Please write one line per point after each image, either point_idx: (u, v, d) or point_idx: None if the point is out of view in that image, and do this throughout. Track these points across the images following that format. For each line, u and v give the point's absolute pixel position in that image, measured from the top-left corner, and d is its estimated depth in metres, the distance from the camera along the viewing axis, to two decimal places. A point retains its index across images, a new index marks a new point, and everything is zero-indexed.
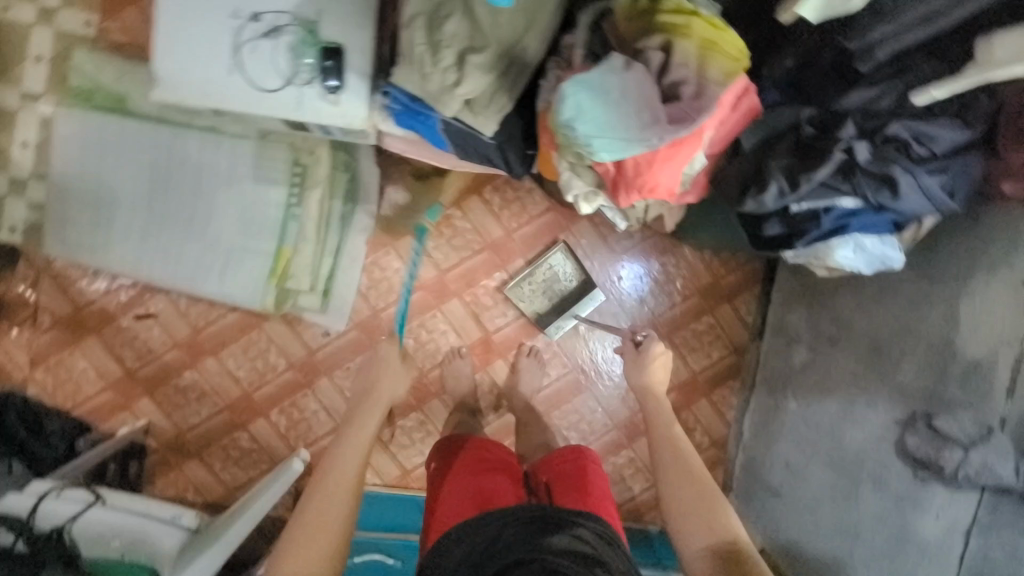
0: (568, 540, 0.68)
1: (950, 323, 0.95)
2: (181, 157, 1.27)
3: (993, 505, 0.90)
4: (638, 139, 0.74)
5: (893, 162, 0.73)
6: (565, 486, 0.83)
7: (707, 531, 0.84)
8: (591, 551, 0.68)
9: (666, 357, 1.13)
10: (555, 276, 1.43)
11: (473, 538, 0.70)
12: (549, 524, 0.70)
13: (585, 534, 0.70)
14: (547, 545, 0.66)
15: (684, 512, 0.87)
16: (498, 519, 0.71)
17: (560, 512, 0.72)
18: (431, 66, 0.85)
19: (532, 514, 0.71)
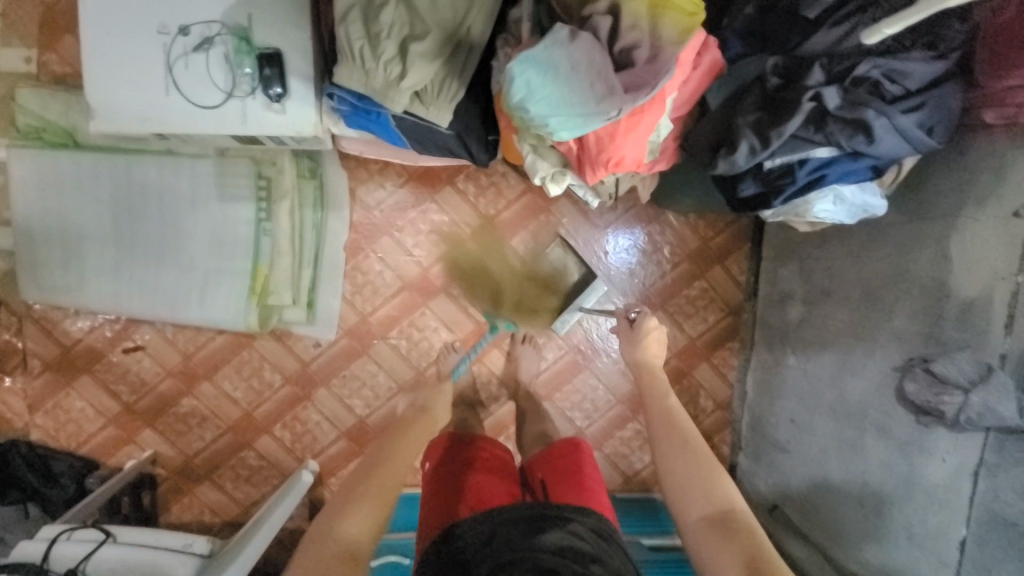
0: (563, 536, 0.66)
1: (942, 263, 0.92)
2: (142, 184, 1.23)
3: (999, 445, 0.84)
4: (595, 113, 0.70)
5: (865, 105, 0.69)
6: (562, 478, 0.84)
7: (705, 501, 0.79)
8: (587, 546, 0.66)
9: (659, 333, 1.09)
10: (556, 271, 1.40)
11: (467, 539, 0.69)
12: (542, 521, 0.69)
13: (580, 530, 0.69)
14: (542, 540, 0.65)
15: (679, 482, 0.82)
16: (491, 519, 0.71)
17: (554, 511, 0.72)
18: (372, 61, 0.80)
19: (526, 513, 0.71)
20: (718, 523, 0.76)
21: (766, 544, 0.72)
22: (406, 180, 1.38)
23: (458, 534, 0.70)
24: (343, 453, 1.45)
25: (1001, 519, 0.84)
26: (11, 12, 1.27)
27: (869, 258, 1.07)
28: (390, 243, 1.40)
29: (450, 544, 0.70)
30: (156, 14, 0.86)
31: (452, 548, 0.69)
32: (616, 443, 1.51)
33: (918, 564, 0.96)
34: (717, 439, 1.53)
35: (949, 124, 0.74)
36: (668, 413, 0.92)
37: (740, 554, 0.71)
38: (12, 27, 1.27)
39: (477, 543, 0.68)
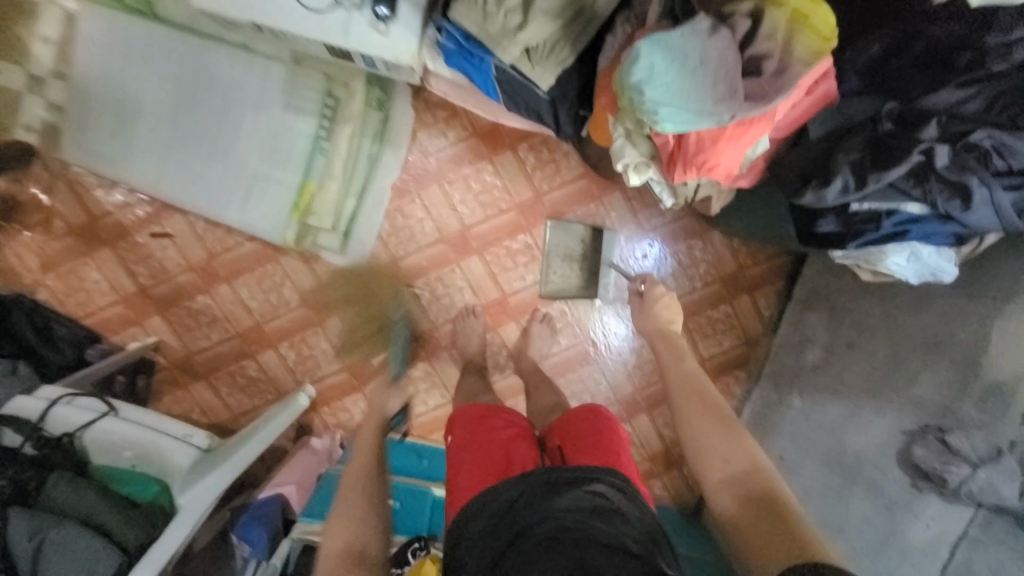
0: (582, 496, 0.68)
1: (981, 343, 0.96)
2: (209, 72, 1.20)
3: (987, 522, 0.92)
4: (707, 112, 0.70)
5: (970, 171, 0.70)
6: (590, 444, 0.85)
7: (724, 461, 0.79)
8: (606, 504, 0.68)
9: (668, 299, 1.09)
10: (565, 247, 1.42)
11: (491, 502, 0.72)
12: (560, 482, 0.70)
13: (599, 487, 0.70)
14: (561, 504, 0.67)
15: (697, 443, 0.82)
16: (510, 485, 0.72)
17: (572, 469, 0.73)
18: (494, 5, 0.79)
19: (543, 475, 0.71)
20: (736, 481, 0.77)
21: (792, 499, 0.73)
22: (468, 135, 1.36)
23: (482, 499, 0.73)
24: (341, 387, 1.46)
25: None
26: None
27: (905, 322, 1.09)
28: (437, 193, 1.38)
29: (473, 509, 0.74)
30: None
31: (477, 512, 0.73)
32: None
33: None
34: None
35: None
36: (694, 383, 0.91)
37: (767, 512, 0.72)
38: None
39: (498, 506, 0.71)
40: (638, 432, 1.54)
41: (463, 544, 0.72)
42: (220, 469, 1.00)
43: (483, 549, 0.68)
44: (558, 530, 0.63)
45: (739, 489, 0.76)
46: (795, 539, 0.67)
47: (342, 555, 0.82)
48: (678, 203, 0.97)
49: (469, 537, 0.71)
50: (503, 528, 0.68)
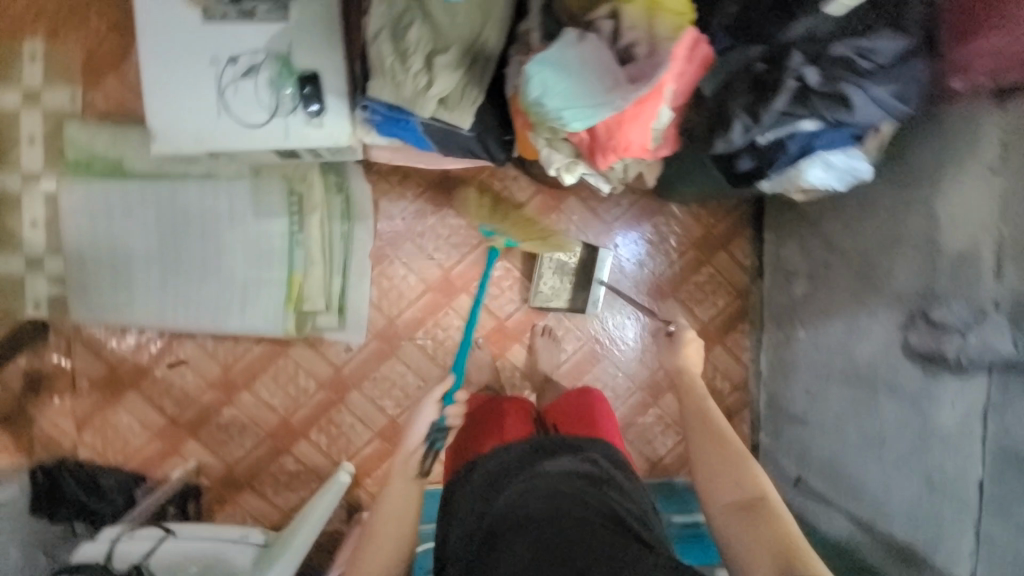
0: (578, 461, 0.85)
1: (931, 222, 1.00)
2: (185, 207, 1.34)
3: (1004, 384, 0.88)
4: (604, 102, 0.80)
5: (842, 79, 0.78)
6: (580, 418, 1.01)
7: (736, 488, 0.86)
8: (590, 470, 0.84)
9: (696, 343, 1.15)
10: (560, 261, 1.45)
11: (495, 457, 0.90)
12: (551, 450, 0.87)
13: (585, 456, 0.87)
14: (562, 465, 0.83)
15: (709, 470, 0.91)
16: (508, 449, 0.90)
17: (562, 440, 0.90)
18: (402, 74, 0.91)
19: (539, 443, 0.89)
20: (743, 508, 0.84)
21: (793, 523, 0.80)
22: (424, 189, 1.48)
23: (486, 457, 0.91)
24: (377, 453, 1.51)
25: (1015, 455, 0.87)
26: (58, 57, 1.39)
27: (862, 228, 1.15)
28: (412, 249, 1.49)
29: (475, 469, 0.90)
30: (209, 48, 0.97)
31: (479, 471, 0.89)
32: (638, 429, 1.57)
33: (943, 511, 1.00)
34: (736, 419, 1.57)
35: (919, 92, 0.82)
36: (706, 416, 0.99)
37: (762, 536, 0.78)
38: (61, 73, 1.39)
39: (504, 468, 0.86)
40: (669, 411, 1.57)
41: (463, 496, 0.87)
42: (283, 557, 1.05)
43: (483, 500, 0.83)
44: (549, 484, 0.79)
45: (739, 518, 0.82)
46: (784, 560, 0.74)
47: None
48: (616, 187, 1.06)
49: (474, 483, 0.87)
50: (504, 479, 0.84)
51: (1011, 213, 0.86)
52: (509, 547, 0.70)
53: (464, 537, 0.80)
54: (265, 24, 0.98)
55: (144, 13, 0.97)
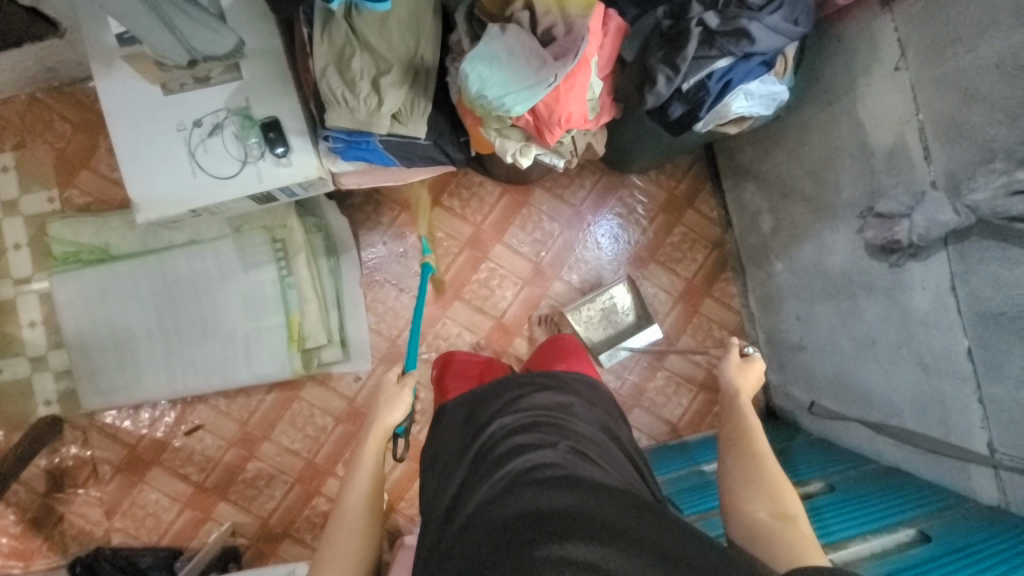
0: (548, 395, 0.90)
1: (858, 129, 1.08)
2: (175, 275, 1.39)
3: (961, 253, 0.94)
4: (537, 82, 0.88)
5: (738, 17, 0.88)
6: (555, 354, 1.04)
7: (766, 500, 0.82)
8: (569, 400, 0.91)
9: (760, 370, 1.03)
10: (613, 306, 1.55)
11: (471, 396, 0.96)
12: (533, 384, 0.92)
13: (563, 386, 0.93)
14: (532, 400, 0.88)
15: (737, 484, 0.85)
16: (489, 386, 0.95)
17: (540, 373, 0.96)
18: (354, 99, 0.99)
19: (521, 377, 0.93)
20: (768, 522, 0.80)
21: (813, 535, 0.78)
22: (398, 211, 1.55)
23: (467, 394, 0.97)
24: (406, 474, 1.53)
25: (989, 313, 0.92)
26: (31, 164, 1.47)
27: (804, 152, 1.24)
28: (400, 270, 1.55)
29: (458, 404, 0.96)
30: (174, 117, 1.06)
31: (463, 406, 0.95)
32: (651, 393, 1.61)
33: (943, 389, 1.04)
34: None
35: (811, 15, 0.92)
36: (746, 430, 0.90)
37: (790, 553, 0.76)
38: (35, 178, 1.47)
39: (480, 410, 0.91)
40: (676, 370, 1.62)
41: (449, 424, 0.93)
42: None
43: (469, 429, 0.90)
44: (534, 415, 0.86)
45: (761, 536, 0.79)
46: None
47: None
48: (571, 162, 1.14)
49: (451, 422, 0.94)
50: (478, 416, 0.91)
51: (925, 98, 0.94)
52: (474, 481, 0.78)
53: (451, 459, 0.87)
54: (221, 85, 1.06)
55: (108, 98, 1.05)
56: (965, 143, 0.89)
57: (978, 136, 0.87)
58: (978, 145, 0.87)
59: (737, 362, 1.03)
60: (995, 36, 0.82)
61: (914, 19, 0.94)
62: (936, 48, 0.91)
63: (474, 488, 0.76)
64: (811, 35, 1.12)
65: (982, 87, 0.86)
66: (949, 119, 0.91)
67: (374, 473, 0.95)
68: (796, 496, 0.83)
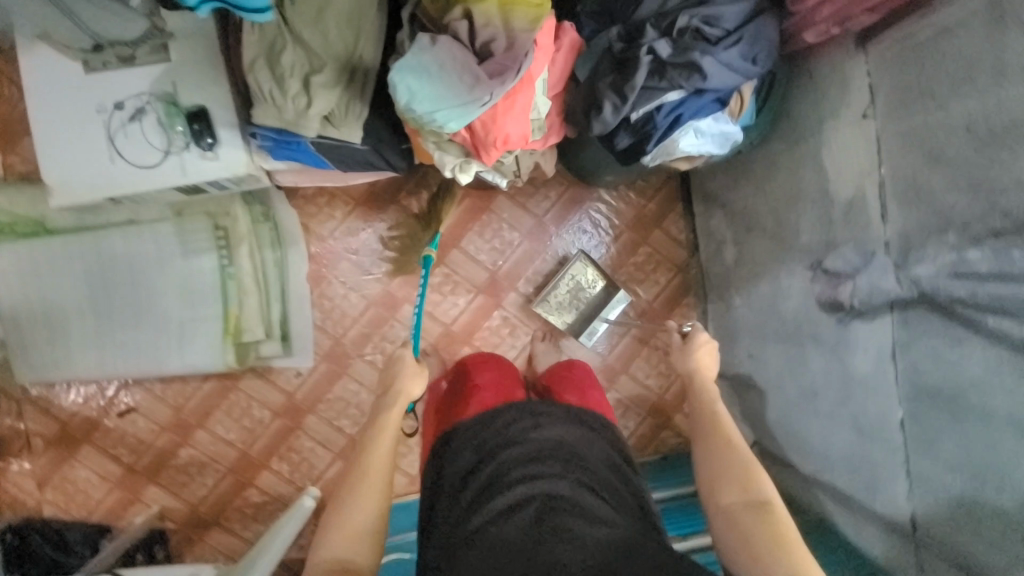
0: (565, 430, 0.83)
1: (821, 175, 1.02)
2: (112, 255, 1.35)
3: (904, 321, 0.89)
4: (470, 100, 0.82)
5: (691, 49, 0.81)
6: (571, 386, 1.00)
7: (740, 490, 0.86)
8: (584, 434, 0.84)
9: (711, 345, 1.08)
10: (578, 285, 1.50)
11: (483, 416, 0.87)
12: (545, 415, 0.85)
13: (578, 422, 0.86)
14: (547, 433, 0.82)
15: (712, 471, 0.90)
16: (497, 413, 0.86)
17: (553, 404, 0.88)
18: (282, 98, 0.92)
19: (531, 407, 0.86)
20: (744, 511, 0.84)
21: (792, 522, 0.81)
22: (352, 206, 1.49)
23: (478, 418, 0.87)
24: (341, 474, 1.52)
25: (926, 389, 0.87)
26: None
27: (769, 188, 1.18)
28: (349, 266, 1.50)
29: (466, 430, 0.86)
30: (95, 97, 0.99)
31: (470, 432, 0.85)
32: None
33: (873, 453, 1.01)
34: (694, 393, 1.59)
35: (773, 52, 0.86)
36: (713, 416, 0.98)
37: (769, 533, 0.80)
38: None
39: (488, 432, 0.84)
40: (626, 392, 1.59)
41: (452, 452, 0.84)
42: None
43: (473, 459, 0.81)
44: (547, 447, 0.79)
45: (738, 520, 0.83)
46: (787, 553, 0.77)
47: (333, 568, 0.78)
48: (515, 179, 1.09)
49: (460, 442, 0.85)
50: (487, 439, 0.83)
51: (889, 153, 0.87)
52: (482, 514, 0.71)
53: (454, 486, 0.79)
54: (146, 67, 0.99)
55: (27, 74, 0.98)
56: (922, 209, 0.82)
57: (936, 203, 0.80)
58: (936, 212, 0.80)
59: (680, 344, 1.10)
60: (966, 97, 0.74)
61: (889, 64, 0.86)
62: (906, 99, 0.84)
63: (482, 523, 0.69)
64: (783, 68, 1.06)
65: (947, 151, 0.78)
66: (910, 180, 0.84)
67: (392, 454, 0.93)
68: (769, 480, 0.86)
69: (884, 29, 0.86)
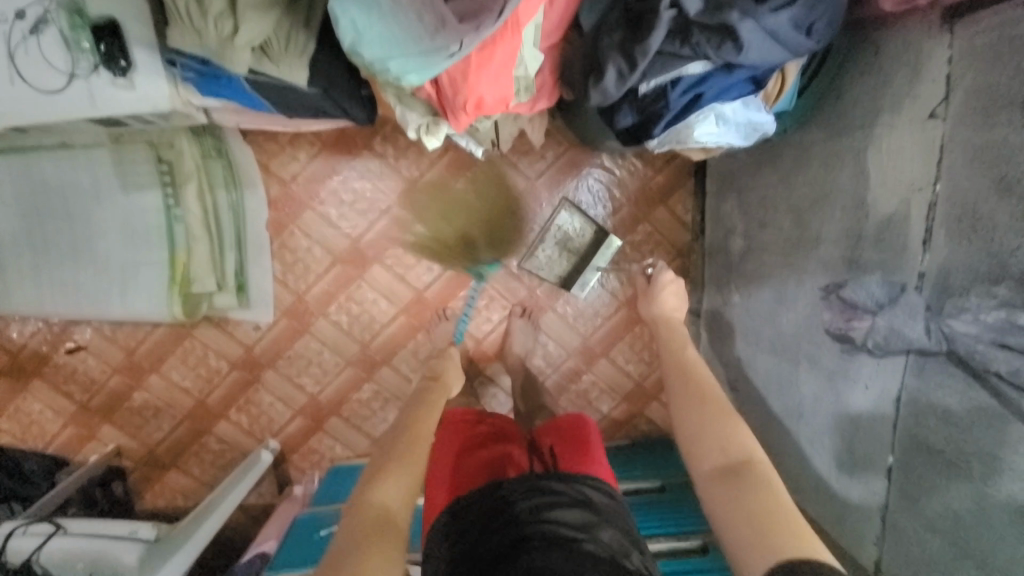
0: (578, 512, 0.68)
1: (861, 180, 0.85)
2: (42, 181, 1.19)
3: (920, 367, 0.77)
4: (433, 49, 0.63)
5: (729, 7, 0.60)
6: (572, 445, 0.85)
7: (720, 451, 0.78)
8: (600, 517, 0.68)
9: (675, 285, 1.15)
10: (567, 235, 1.35)
11: (482, 498, 0.72)
12: (557, 495, 0.70)
13: (593, 503, 0.71)
14: (558, 515, 0.66)
15: (694, 434, 0.82)
16: (503, 487, 0.73)
17: (567, 481, 0.74)
18: (201, 19, 0.72)
19: (544, 483, 0.72)
20: (725, 474, 0.75)
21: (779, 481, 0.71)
22: (319, 148, 1.31)
23: (482, 492, 0.74)
24: (301, 431, 1.48)
25: (925, 445, 0.77)
26: None
27: (797, 183, 1.01)
28: (313, 218, 1.35)
29: (468, 505, 0.72)
30: None
31: (472, 509, 0.71)
32: (573, 395, 1.51)
33: (850, 491, 0.93)
34: None
35: (835, 20, 0.65)
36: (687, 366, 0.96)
37: (755, 498, 0.69)
38: None
39: (489, 513, 0.69)
40: (604, 377, 1.51)
41: (452, 539, 0.69)
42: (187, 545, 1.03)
43: (471, 543, 0.66)
44: (560, 534, 0.63)
45: (727, 476, 0.74)
46: (774, 522, 0.65)
47: (377, 513, 0.68)
48: (484, 140, 0.97)
49: (457, 531, 0.70)
50: (488, 524, 0.67)
51: (951, 168, 0.70)
52: None
53: None
54: None
55: None
56: (976, 245, 0.66)
57: (995, 243, 0.64)
58: (992, 255, 0.64)
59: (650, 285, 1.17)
60: None
61: (978, 51, 0.66)
62: (989, 105, 0.64)
63: None
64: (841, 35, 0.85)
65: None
66: (968, 208, 0.68)
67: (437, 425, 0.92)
68: (750, 434, 0.79)
69: (982, 5, 0.65)
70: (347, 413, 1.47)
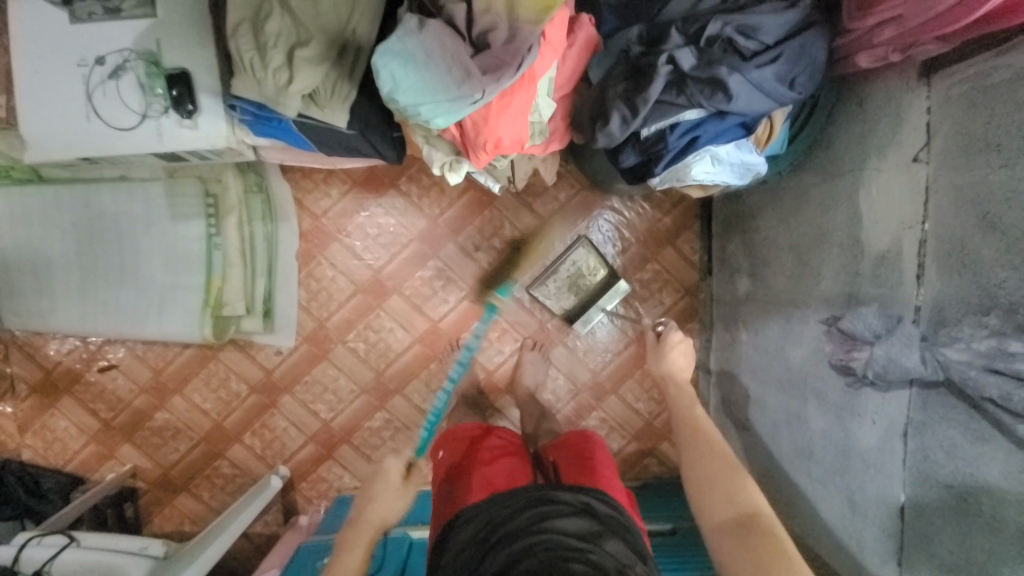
0: (582, 521, 0.69)
1: (855, 219, 0.90)
2: (100, 210, 1.31)
3: (923, 401, 0.78)
4: (459, 97, 0.72)
5: (718, 63, 0.69)
6: (576, 463, 0.86)
7: (727, 502, 0.78)
8: (605, 526, 0.69)
9: (684, 344, 1.10)
10: (579, 271, 1.37)
11: (488, 508, 0.74)
12: (562, 504, 0.71)
13: (597, 513, 0.72)
14: (562, 524, 0.67)
15: (703, 481, 0.82)
16: (506, 499, 0.74)
17: (570, 491, 0.75)
18: (262, 70, 0.84)
19: (549, 493, 0.73)
20: (734, 525, 0.75)
21: (785, 541, 0.71)
22: (350, 186, 1.43)
23: (486, 504, 0.75)
24: (311, 457, 1.50)
25: (934, 480, 0.77)
26: None
27: (797, 223, 1.06)
28: (339, 249, 1.44)
29: (472, 517, 0.74)
30: (74, 48, 0.92)
31: (476, 520, 0.73)
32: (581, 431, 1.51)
33: (864, 533, 0.91)
34: None
35: (816, 75, 0.73)
36: (694, 423, 0.93)
37: (760, 552, 0.70)
38: None
39: (495, 523, 0.71)
40: (613, 414, 1.51)
41: (458, 546, 0.71)
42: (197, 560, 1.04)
43: (476, 556, 0.67)
44: (563, 544, 0.64)
45: (734, 528, 0.75)
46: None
47: None
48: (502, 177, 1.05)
49: (463, 539, 0.71)
50: (493, 533, 0.69)
51: (936, 207, 0.75)
52: None
53: None
54: (132, 21, 0.92)
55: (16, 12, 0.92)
56: (965, 277, 0.70)
57: (983, 275, 0.67)
58: (981, 287, 0.68)
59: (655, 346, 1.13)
60: None
61: (953, 102, 0.72)
62: (967, 148, 0.70)
63: None
64: (828, 90, 0.94)
65: (1004, 217, 0.64)
66: (956, 243, 0.72)
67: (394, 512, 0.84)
68: (758, 489, 0.79)
69: (956, 60, 0.72)
70: (357, 441, 1.49)
